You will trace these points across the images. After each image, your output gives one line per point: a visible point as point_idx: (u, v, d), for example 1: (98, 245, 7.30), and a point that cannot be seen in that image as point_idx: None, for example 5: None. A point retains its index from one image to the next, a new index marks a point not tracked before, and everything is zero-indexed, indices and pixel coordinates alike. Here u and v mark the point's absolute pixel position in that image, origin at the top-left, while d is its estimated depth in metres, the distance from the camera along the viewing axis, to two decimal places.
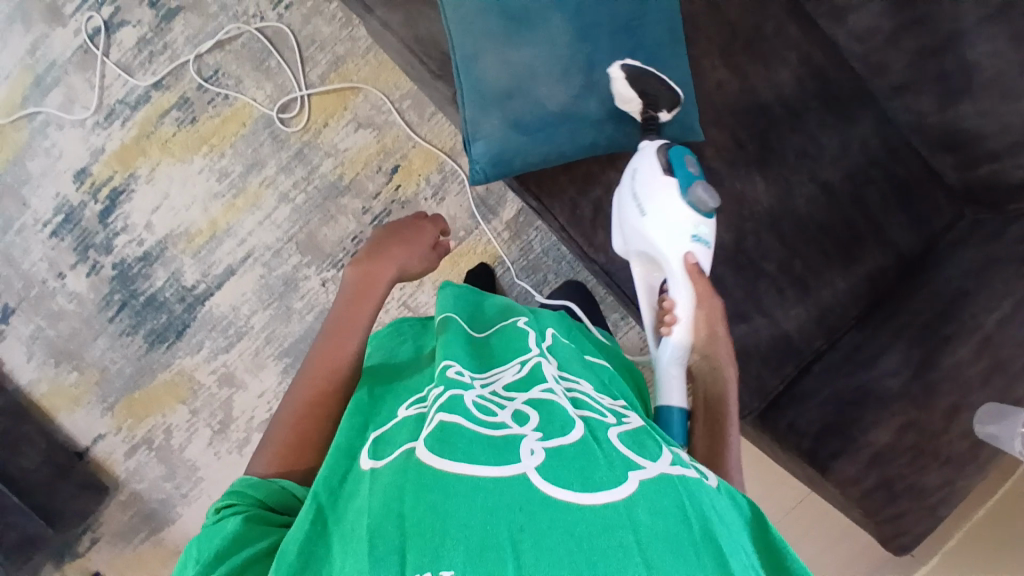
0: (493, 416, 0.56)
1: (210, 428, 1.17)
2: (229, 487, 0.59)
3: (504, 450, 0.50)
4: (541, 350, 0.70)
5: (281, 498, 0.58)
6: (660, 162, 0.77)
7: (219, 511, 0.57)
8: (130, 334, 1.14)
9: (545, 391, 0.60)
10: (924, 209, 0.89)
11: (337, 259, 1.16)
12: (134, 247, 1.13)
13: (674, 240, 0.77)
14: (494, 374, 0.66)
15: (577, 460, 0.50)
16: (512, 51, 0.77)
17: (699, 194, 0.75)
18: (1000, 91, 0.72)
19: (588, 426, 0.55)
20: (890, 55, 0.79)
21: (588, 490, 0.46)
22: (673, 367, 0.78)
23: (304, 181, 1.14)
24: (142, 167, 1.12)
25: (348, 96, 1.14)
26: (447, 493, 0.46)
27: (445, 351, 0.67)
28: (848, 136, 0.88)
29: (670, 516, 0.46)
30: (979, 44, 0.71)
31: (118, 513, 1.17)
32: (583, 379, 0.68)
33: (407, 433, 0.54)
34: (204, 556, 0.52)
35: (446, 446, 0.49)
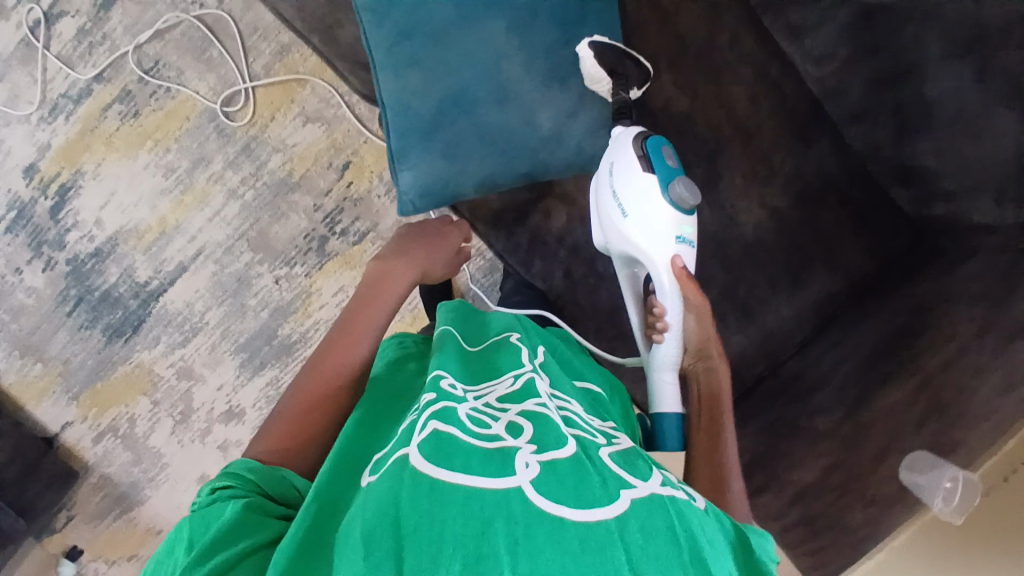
0: (486, 428, 0.52)
1: (173, 418, 1.19)
2: (223, 468, 0.52)
3: (499, 463, 0.47)
4: (535, 366, 0.65)
5: (281, 487, 0.52)
6: (636, 154, 0.71)
7: (214, 490, 0.51)
8: (88, 328, 1.14)
9: (539, 405, 0.56)
10: (878, 231, 0.85)
11: (289, 256, 1.14)
12: (85, 244, 1.12)
13: (657, 242, 0.71)
14: (486, 388, 0.61)
15: (573, 476, 0.47)
16: (434, 77, 0.70)
17: (680, 192, 0.69)
18: (962, 132, 0.66)
19: (580, 444, 0.52)
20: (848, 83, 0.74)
21: (584, 506, 0.44)
22: (666, 374, 0.75)
23: (253, 177, 1.11)
24: (88, 164, 1.10)
25: (295, 89, 1.09)
26: (440, 500, 0.43)
27: (438, 360, 0.63)
28: (803, 159, 0.83)
29: (662, 539, 0.43)
30: (941, 80, 0.65)
31: (92, 496, 1.21)
32: (574, 399, 0.63)
33: (402, 439, 0.50)
34: (197, 542, 0.45)
35: (441, 456, 0.47)
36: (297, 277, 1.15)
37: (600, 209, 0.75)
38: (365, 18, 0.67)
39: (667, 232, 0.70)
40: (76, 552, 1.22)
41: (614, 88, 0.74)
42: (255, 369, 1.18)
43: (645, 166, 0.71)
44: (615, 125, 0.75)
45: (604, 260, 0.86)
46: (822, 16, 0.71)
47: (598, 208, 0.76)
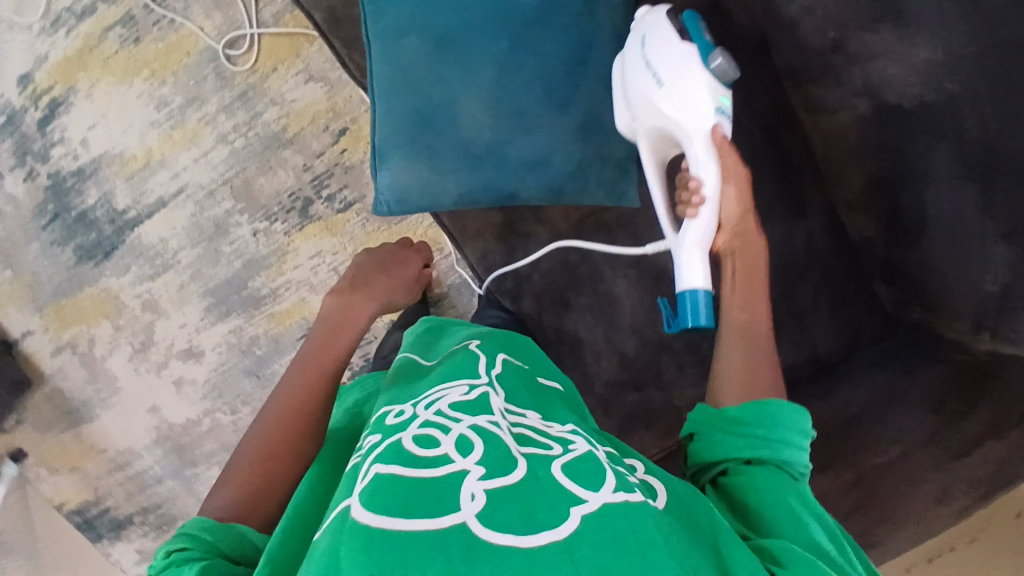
0: (433, 447, 0.48)
1: (132, 346, 1.20)
2: (178, 529, 0.49)
3: (441, 497, 0.43)
4: (491, 380, 0.63)
5: (240, 545, 0.49)
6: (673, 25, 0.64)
7: (170, 554, 0.48)
8: (60, 245, 1.14)
9: (490, 423, 0.52)
10: (853, 314, 0.83)
11: (271, 211, 1.12)
12: (70, 161, 1.11)
13: (687, 107, 0.62)
14: (439, 392, 0.59)
15: (519, 499, 0.43)
16: (422, 86, 0.71)
17: (717, 62, 0.61)
18: (953, 248, 0.65)
19: (531, 464, 0.47)
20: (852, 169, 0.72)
21: (529, 533, 0.41)
22: (694, 250, 0.65)
23: (245, 126, 1.08)
24: (82, 83, 1.08)
25: (302, 44, 1.05)
26: (378, 549, 0.39)
27: (386, 398, 0.61)
28: (794, 230, 0.81)
29: (616, 546, 0.40)
30: (943, 196, 0.63)
31: (44, 405, 1.24)
32: (531, 410, 0.60)
33: (344, 491, 0.46)
34: None
35: (380, 498, 0.42)
36: (275, 233, 1.13)
37: (628, 82, 0.67)
38: (369, 29, 0.71)
39: (708, 98, 0.62)
40: (21, 455, 1.26)
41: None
42: (220, 315, 1.18)
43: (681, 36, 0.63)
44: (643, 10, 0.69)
45: (577, 292, 0.85)
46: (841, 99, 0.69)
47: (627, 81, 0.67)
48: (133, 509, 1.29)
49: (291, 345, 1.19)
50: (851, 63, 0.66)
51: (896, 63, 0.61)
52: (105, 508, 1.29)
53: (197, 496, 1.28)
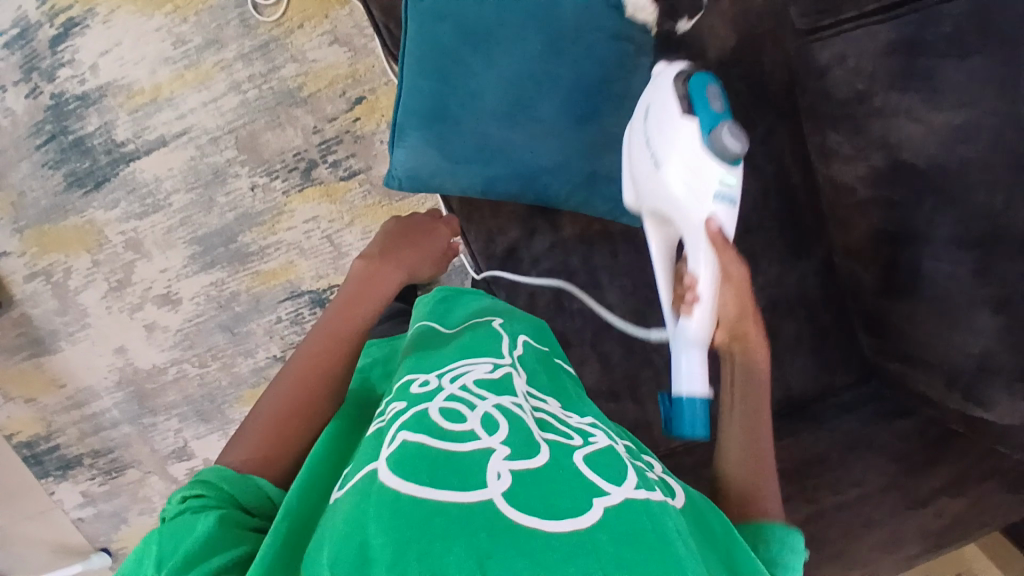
0: (460, 423, 0.48)
1: (108, 283, 1.18)
2: (193, 475, 0.49)
3: (468, 471, 0.43)
4: (513, 361, 0.63)
5: (256, 499, 0.49)
6: (679, 96, 0.62)
7: (184, 500, 0.47)
8: (51, 168, 1.13)
9: (514, 404, 0.53)
10: (831, 359, 0.85)
11: (273, 168, 1.11)
12: (75, 84, 1.09)
13: (687, 197, 0.61)
14: (465, 366, 0.58)
15: (542, 486, 0.44)
16: (453, 72, 0.70)
17: (723, 138, 0.58)
18: (939, 310, 0.67)
19: (553, 452, 0.49)
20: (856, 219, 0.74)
21: (553, 517, 0.41)
22: (691, 353, 0.65)
23: (261, 78, 1.06)
24: (101, 6, 1.06)
25: (333, 5, 1.04)
26: (408, 517, 0.39)
27: (408, 363, 0.61)
28: (789, 268, 0.83)
29: (636, 544, 0.41)
30: (940, 260, 0.65)
31: (8, 329, 1.21)
32: (551, 399, 0.61)
33: (369, 450, 0.47)
34: (166, 562, 0.41)
35: (410, 467, 0.43)
36: (274, 191, 1.12)
37: (638, 156, 0.67)
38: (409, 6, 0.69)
39: (709, 182, 0.60)
40: None
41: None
42: (204, 265, 1.16)
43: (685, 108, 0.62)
44: (660, 66, 0.68)
45: (572, 294, 0.85)
46: (857, 151, 0.71)
47: (636, 155, 0.67)
48: (83, 451, 1.27)
49: (272, 306, 1.17)
50: (873, 115, 0.67)
51: (916, 124, 0.63)
52: (55, 445, 1.27)
53: (151, 445, 1.26)
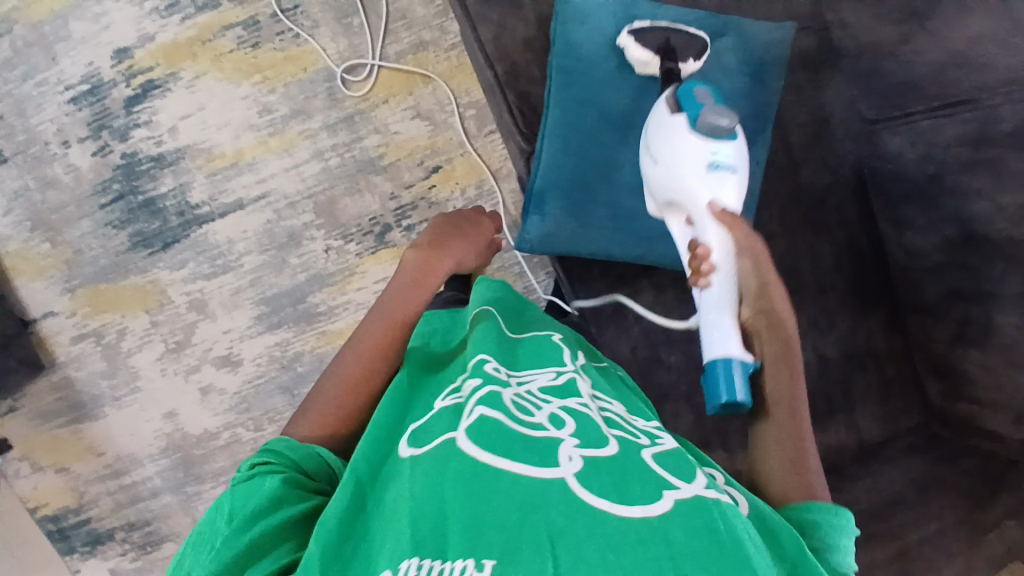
0: (530, 415, 0.57)
1: (165, 345, 1.15)
2: (263, 445, 0.60)
3: (543, 451, 0.52)
4: (577, 367, 0.70)
5: (315, 465, 0.59)
6: (671, 102, 0.73)
7: (254, 467, 0.58)
8: (116, 228, 1.11)
9: (580, 404, 0.61)
10: (898, 405, 0.96)
11: (348, 232, 1.14)
12: (151, 145, 1.10)
13: (689, 172, 0.69)
14: (530, 372, 0.66)
15: (612, 473, 0.51)
16: (581, 148, 0.79)
17: (707, 118, 0.68)
18: (1009, 357, 0.80)
19: (622, 446, 0.55)
20: (928, 282, 0.87)
21: (622, 504, 0.48)
22: (719, 315, 0.67)
23: (344, 147, 1.11)
24: (186, 71, 1.08)
25: (417, 83, 1.11)
26: (487, 487, 0.48)
27: (477, 343, 0.68)
28: (859, 322, 0.94)
29: (702, 537, 0.46)
30: (1010, 315, 0.78)
31: (47, 393, 1.16)
32: (616, 402, 0.68)
33: (448, 421, 0.56)
34: (239, 514, 0.52)
35: (487, 441, 0.52)
36: (347, 253, 1.15)
37: (648, 163, 0.76)
38: (552, 88, 0.78)
39: (700, 154, 0.68)
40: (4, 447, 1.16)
41: (661, 62, 0.77)
42: (269, 326, 1.16)
43: (676, 109, 0.72)
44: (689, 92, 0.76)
45: (669, 348, 0.91)
46: (929, 222, 0.84)
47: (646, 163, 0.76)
48: (116, 524, 1.19)
49: None
50: (944, 192, 0.81)
51: (985, 202, 0.77)
52: (86, 518, 1.19)
53: (193, 516, 1.20)
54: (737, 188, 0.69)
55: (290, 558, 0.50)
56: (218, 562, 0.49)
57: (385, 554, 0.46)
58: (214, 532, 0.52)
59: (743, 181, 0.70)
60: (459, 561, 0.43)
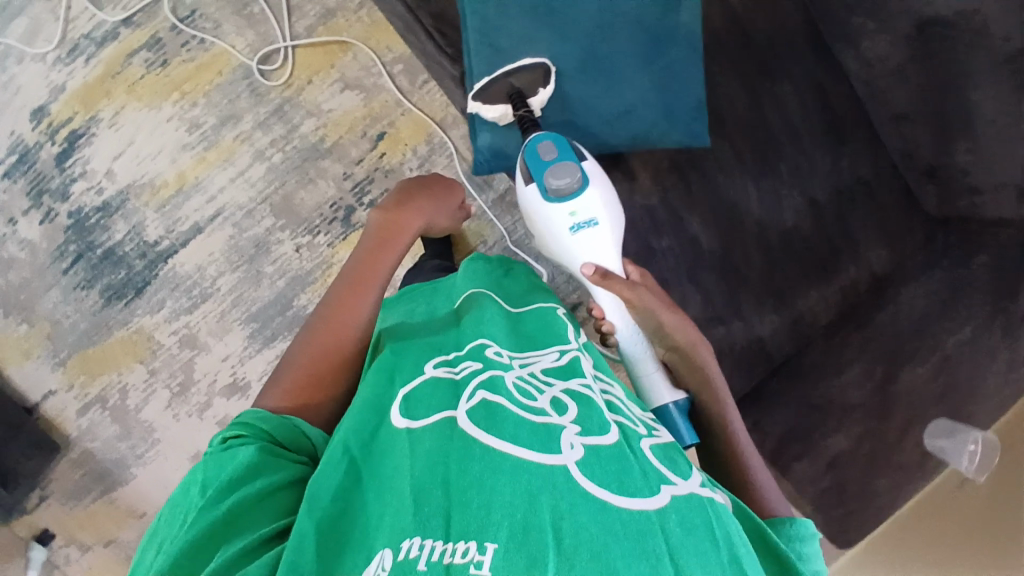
0: (533, 399, 0.56)
1: (170, 390, 1.13)
2: (235, 419, 0.59)
3: (546, 437, 0.51)
4: (580, 345, 0.69)
5: (291, 434, 0.60)
6: (521, 168, 0.76)
7: (227, 440, 0.58)
8: (86, 288, 1.08)
9: (582, 386, 0.59)
10: (898, 230, 0.93)
11: (314, 224, 1.10)
12: (93, 196, 1.06)
13: (563, 236, 0.76)
14: (532, 355, 0.65)
15: (616, 462, 0.50)
16: (511, 47, 0.73)
17: (553, 187, 0.73)
18: (1000, 135, 0.76)
19: (623, 433, 0.55)
20: (893, 88, 0.85)
21: (624, 495, 0.48)
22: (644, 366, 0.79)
23: (283, 140, 1.08)
24: (105, 111, 1.05)
25: (336, 53, 1.07)
26: (489, 469, 0.48)
27: (473, 322, 0.68)
28: (839, 155, 0.91)
29: (699, 535, 0.47)
30: (985, 86, 0.74)
31: (70, 472, 1.13)
32: (616, 384, 0.66)
33: (447, 399, 0.56)
34: (216, 483, 0.53)
35: (490, 423, 0.52)
36: (319, 246, 1.11)
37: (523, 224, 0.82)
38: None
39: (562, 222, 0.74)
40: (47, 536, 1.13)
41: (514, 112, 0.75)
42: (265, 341, 1.13)
43: (526, 178, 0.76)
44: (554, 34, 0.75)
45: (658, 235, 0.88)
46: (879, 26, 0.82)
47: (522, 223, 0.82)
48: None
49: None
50: None
51: None
52: None
53: None
54: (604, 236, 0.75)
55: (270, 529, 0.51)
56: (190, 532, 0.50)
57: (384, 530, 0.46)
58: (190, 502, 0.53)
59: (607, 226, 0.75)
60: (461, 542, 0.43)
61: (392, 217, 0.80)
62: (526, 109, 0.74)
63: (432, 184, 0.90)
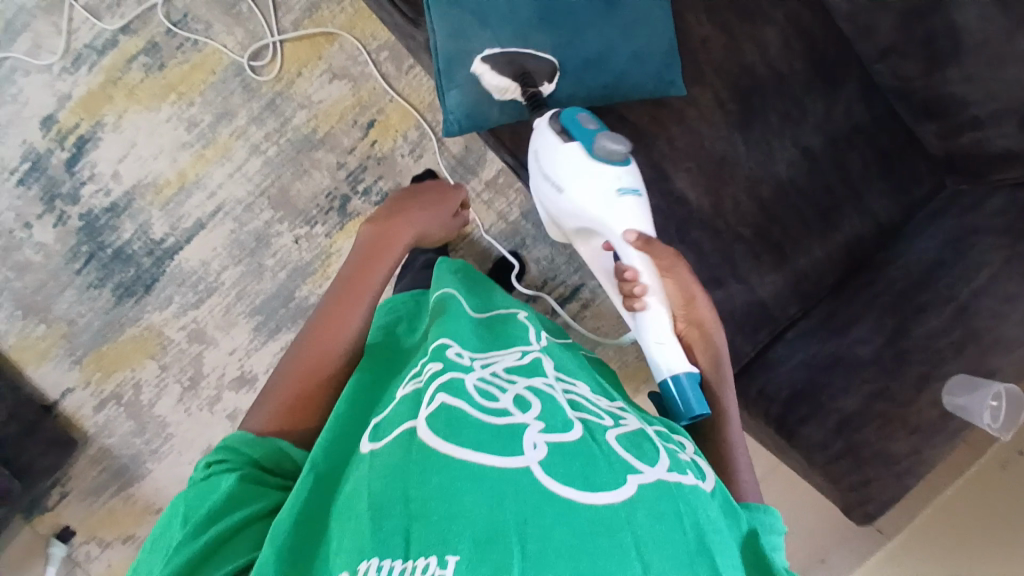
0: (495, 402, 0.52)
1: (180, 385, 1.15)
2: (219, 443, 0.57)
3: (508, 439, 0.48)
4: (542, 347, 0.65)
5: (278, 459, 0.56)
6: (557, 130, 0.77)
7: (211, 465, 0.55)
8: (98, 287, 1.12)
9: (544, 384, 0.57)
10: (903, 176, 0.91)
11: (310, 216, 1.12)
12: (101, 198, 1.10)
13: (600, 201, 0.76)
14: (495, 355, 0.61)
15: (580, 460, 0.48)
16: (472, 1, 0.73)
17: (606, 147, 0.74)
18: (987, 57, 0.77)
19: (587, 428, 0.52)
20: (877, 17, 0.84)
21: (590, 492, 0.45)
22: (661, 334, 0.74)
23: (277, 134, 1.10)
24: (109, 115, 1.09)
25: (323, 44, 1.09)
26: (454, 479, 0.44)
27: (439, 329, 0.63)
28: (833, 99, 0.89)
29: (668, 523, 0.45)
30: (970, 8, 0.76)
31: (89, 468, 1.16)
32: (580, 381, 0.62)
33: (407, 409, 0.51)
34: (193, 515, 0.50)
35: (453, 431, 0.47)
36: (316, 237, 1.13)
37: (542, 193, 0.82)
38: None
39: (611, 181, 0.75)
40: (68, 532, 1.16)
41: (522, 88, 0.77)
42: (270, 333, 1.15)
43: (566, 139, 0.76)
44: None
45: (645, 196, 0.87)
46: None
47: (540, 191, 0.82)
48: None
49: None
50: None
51: None
52: None
53: None
54: (644, 206, 0.78)
55: (246, 559, 0.47)
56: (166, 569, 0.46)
57: (345, 550, 0.43)
58: (168, 536, 0.50)
59: (644, 199, 0.79)
60: (422, 558, 0.40)
61: (383, 232, 0.78)
62: (537, 90, 0.78)
63: (425, 196, 0.87)
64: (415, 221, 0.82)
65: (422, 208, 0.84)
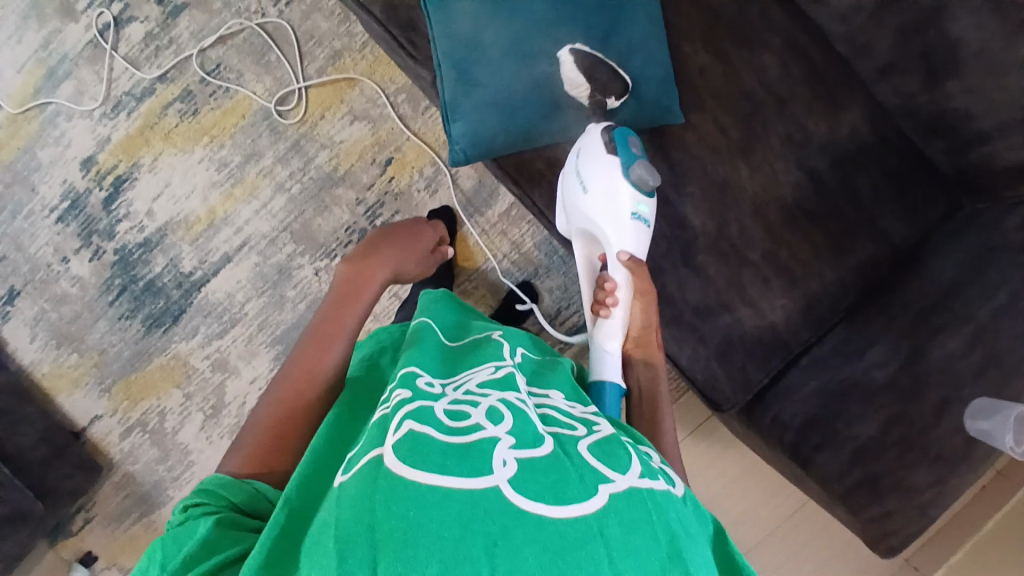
0: (464, 421, 0.51)
1: (203, 413, 1.19)
2: (196, 487, 0.56)
3: (475, 460, 0.46)
4: (516, 363, 0.65)
5: (254, 500, 0.55)
6: (604, 140, 0.81)
7: (187, 509, 0.54)
8: (128, 318, 1.18)
9: (517, 398, 0.55)
10: (916, 197, 0.92)
11: (331, 249, 1.17)
12: (135, 234, 1.17)
13: (614, 213, 0.80)
14: (466, 376, 0.61)
15: (550, 474, 0.46)
16: (478, 39, 0.81)
17: (642, 172, 0.79)
18: (988, 64, 0.79)
19: (557, 441, 0.50)
20: (873, 37, 0.88)
21: (561, 505, 0.43)
22: (612, 342, 0.78)
23: (301, 172, 1.17)
24: (146, 157, 1.17)
25: (344, 89, 1.17)
26: (419, 503, 0.42)
27: (413, 359, 0.63)
28: (836, 122, 0.92)
29: (640, 531, 0.44)
30: (963, 18, 0.79)
31: (112, 495, 1.19)
32: (552, 390, 0.63)
33: (375, 438, 0.49)
34: (170, 563, 0.49)
35: (417, 455, 0.45)
36: None
37: (565, 186, 0.86)
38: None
39: (628, 203, 0.80)
40: (89, 560, 1.19)
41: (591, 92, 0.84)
42: None
43: (610, 149, 0.81)
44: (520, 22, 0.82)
45: None
46: None
47: (564, 185, 0.86)
48: None
49: None
50: None
51: None
52: None
53: None
54: (647, 237, 0.82)
55: None
56: None
57: None
58: None
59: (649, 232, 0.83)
60: None
61: (359, 271, 0.79)
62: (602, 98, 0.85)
63: (401, 236, 0.90)
64: (392, 258, 0.83)
65: (398, 247, 0.87)
